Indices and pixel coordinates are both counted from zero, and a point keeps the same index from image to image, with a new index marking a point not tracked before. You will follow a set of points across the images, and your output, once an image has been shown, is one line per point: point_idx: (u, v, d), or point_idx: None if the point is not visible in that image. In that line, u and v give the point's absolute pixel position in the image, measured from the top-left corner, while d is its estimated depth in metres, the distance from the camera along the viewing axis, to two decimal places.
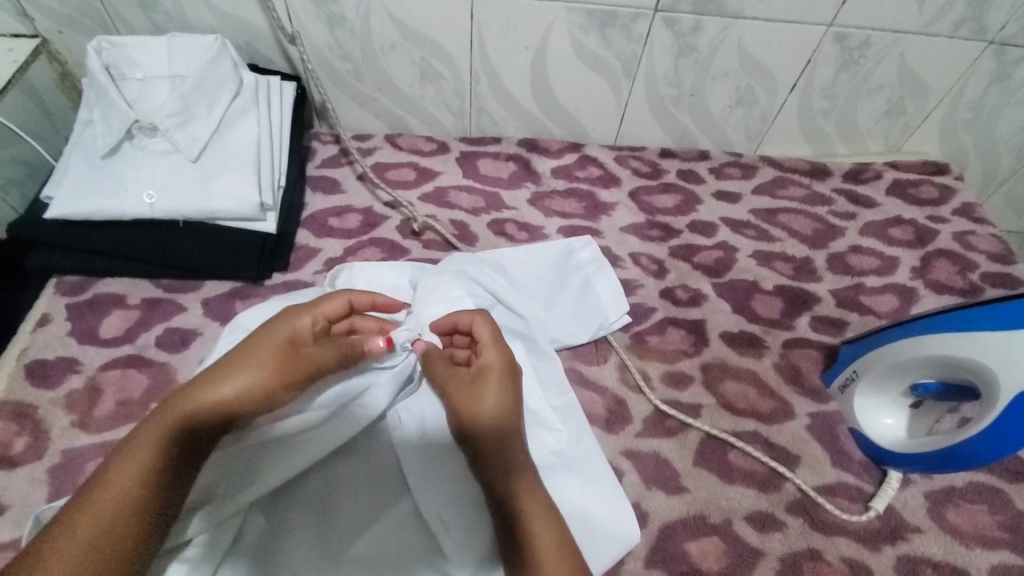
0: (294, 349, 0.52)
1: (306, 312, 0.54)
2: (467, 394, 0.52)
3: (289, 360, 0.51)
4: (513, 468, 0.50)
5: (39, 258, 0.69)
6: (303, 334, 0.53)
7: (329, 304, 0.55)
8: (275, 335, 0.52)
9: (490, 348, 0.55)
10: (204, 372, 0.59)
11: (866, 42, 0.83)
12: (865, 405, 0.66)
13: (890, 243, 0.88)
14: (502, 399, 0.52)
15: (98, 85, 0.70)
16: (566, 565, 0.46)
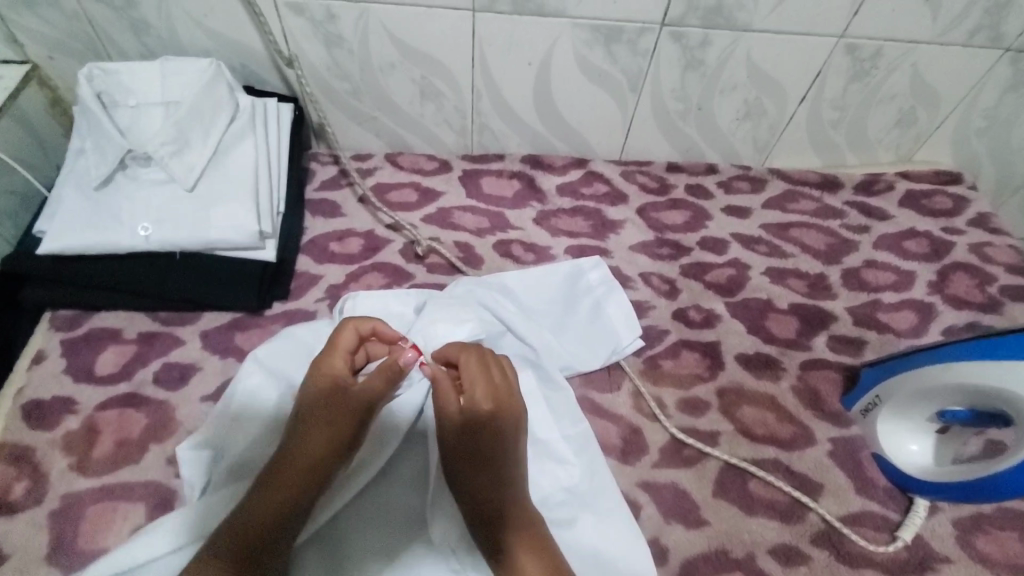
0: (337, 392, 0.55)
1: (332, 355, 0.57)
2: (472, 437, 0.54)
3: (335, 411, 0.54)
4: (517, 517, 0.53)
5: (33, 293, 0.67)
6: (342, 377, 0.56)
7: (343, 340, 0.58)
8: (319, 389, 0.55)
9: (477, 385, 0.55)
10: (225, 414, 0.58)
11: (878, 52, 0.81)
12: (889, 430, 0.64)
13: (905, 256, 0.86)
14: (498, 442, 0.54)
15: (90, 113, 0.67)
16: None
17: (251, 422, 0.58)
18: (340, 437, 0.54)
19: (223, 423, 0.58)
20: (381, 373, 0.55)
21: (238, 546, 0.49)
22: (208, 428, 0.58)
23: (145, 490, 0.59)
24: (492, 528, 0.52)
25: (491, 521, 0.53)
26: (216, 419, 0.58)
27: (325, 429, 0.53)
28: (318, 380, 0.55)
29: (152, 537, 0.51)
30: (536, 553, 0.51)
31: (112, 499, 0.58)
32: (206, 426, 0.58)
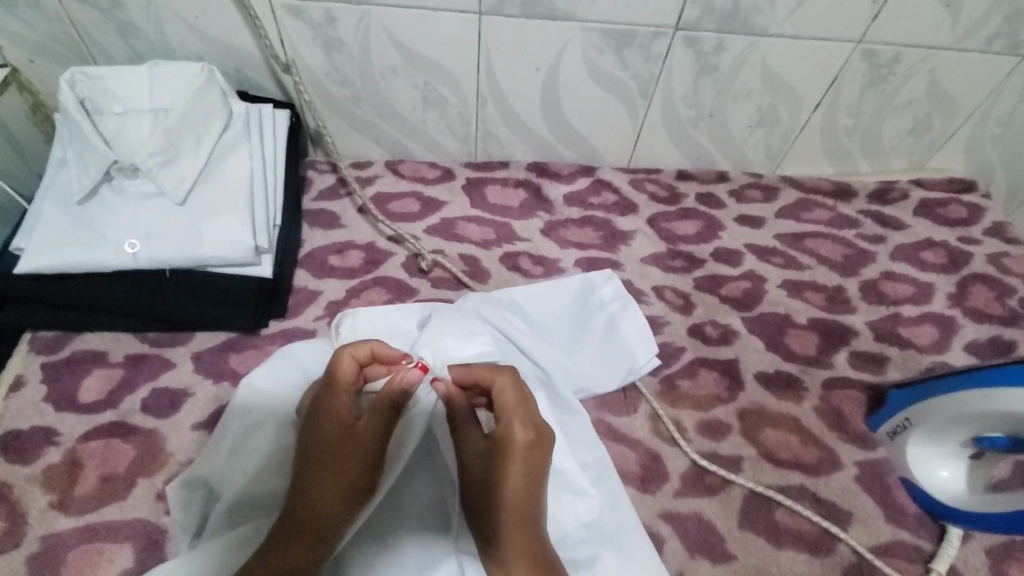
0: (344, 428, 0.52)
1: (332, 390, 0.54)
2: (490, 472, 0.49)
3: (344, 450, 0.51)
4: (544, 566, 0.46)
5: (9, 315, 0.63)
6: (348, 410, 0.53)
7: (340, 370, 0.54)
8: (323, 424, 0.52)
9: (508, 410, 0.52)
10: (220, 448, 0.55)
11: (896, 58, 0.79)
12: (920, 457, 0.61)
13: (923, 268, 0.83)
14: (507, 476, 0.48)
15: (72, 121, 0.63)
16: None
17: (250, 457, 0.54)
18: (347, 476, 0.50)
19: (217, 459, 0.54)
20: (382, 401, 0.53)
21: None
22: (200, 466, 0.54)
23: (133, 530, 0.54)
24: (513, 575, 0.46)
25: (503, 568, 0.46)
26: (209, 455, 0.55)
27: (331, 470, 0.50)
28: (322, 419, 0.52)
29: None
30: None
31: (97, 540, 0.54)
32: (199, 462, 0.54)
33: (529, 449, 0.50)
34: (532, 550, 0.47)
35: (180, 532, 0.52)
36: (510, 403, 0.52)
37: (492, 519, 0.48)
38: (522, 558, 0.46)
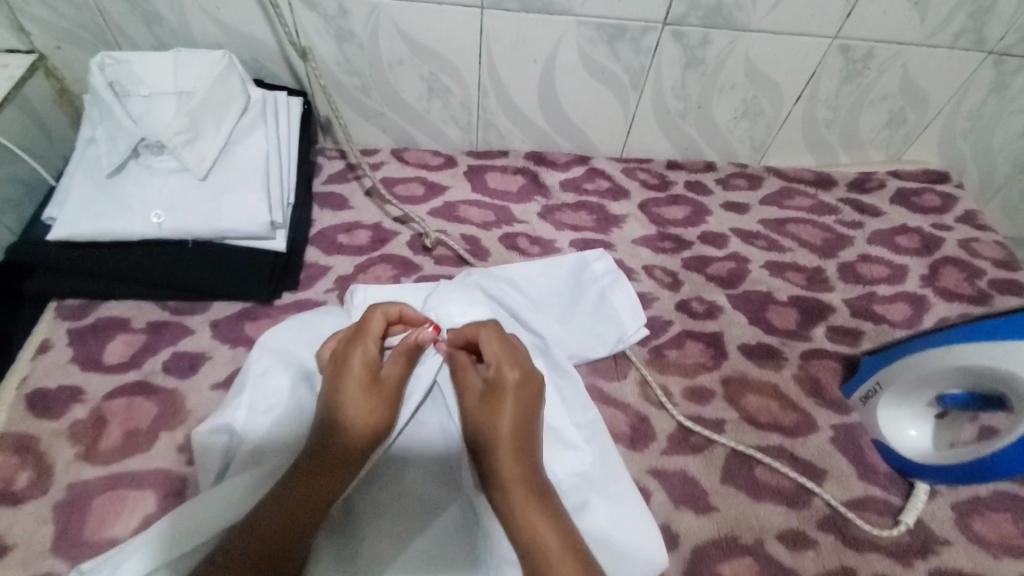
0: (369, 376, 0.55)
1: (359, 341, 0.57)
2: (487, 412, 0.52)
3: (371, 395, 0.54)
4: (541, 495, 0.50)
5: (41, 283, 0.67)
6: (373, 359, 0.57)
7: (369, 325, 0.59)
8: (349, 370, 0.55)
9: (494, 353, 0.56)
10: (244, 401, 0.58)
11: (870, 54, 0.84)
12: (889, 417, 0.66)
13: (897, 251, 0.88)
14: (504, 414, 0.52)
15: (102, 101, 0.68)
16: None
17: (270, 407, 0.59)
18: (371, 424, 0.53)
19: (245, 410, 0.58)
20: (399, 355, 0.57)
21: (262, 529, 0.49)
22: (224, 414, 0.58)
23: (155, 479, 0.58)
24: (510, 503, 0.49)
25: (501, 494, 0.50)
26: (232, 404, 0.59)
27: (360, 407, 0.53)
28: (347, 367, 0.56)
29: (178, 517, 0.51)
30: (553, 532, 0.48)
31: (121, 488, 0.57)
32: (226, 410, 0.58)
33: (524, 391, 0.54)
34: (530, 483, 0.50)
35: (204, 474, 0.56)
36: (494, 351, 0.56)
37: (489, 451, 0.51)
38: (520, 492, 0.49)
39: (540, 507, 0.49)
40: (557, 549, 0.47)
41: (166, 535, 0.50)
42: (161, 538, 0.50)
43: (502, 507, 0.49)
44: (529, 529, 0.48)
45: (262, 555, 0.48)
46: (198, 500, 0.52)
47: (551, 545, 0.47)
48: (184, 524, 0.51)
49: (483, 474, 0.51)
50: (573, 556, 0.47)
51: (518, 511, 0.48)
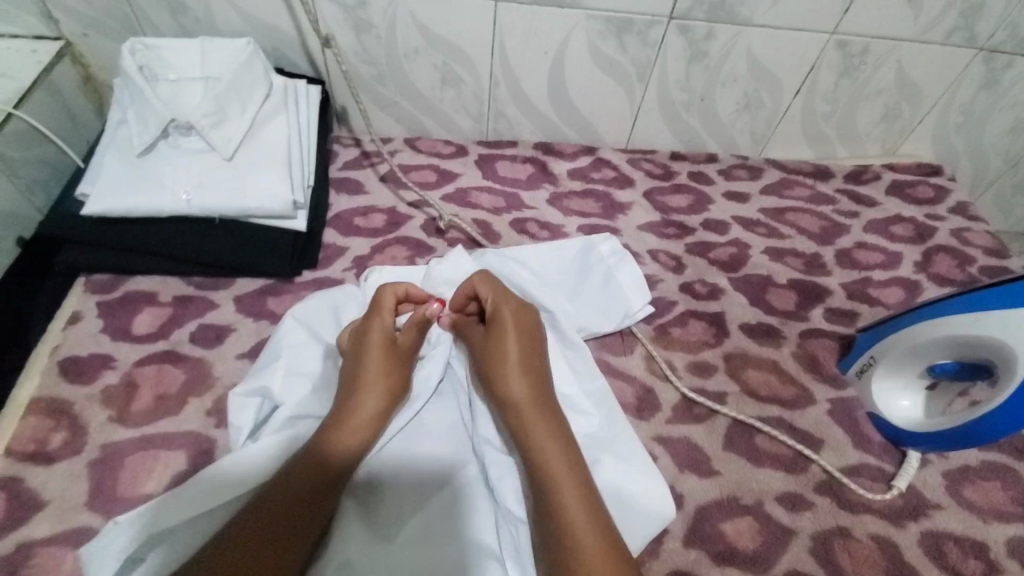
0: (391, 344, 0.61)
1: (377, 313, 0.63)
2: (493, 345, 0.60)
3: (398, 360, 0.61)
4: (552, 416, 0.56)
5: (71, 255, 0.70)
6: (390, 330, 0.62)
7: (385, 302, 0.63)
8: (372, 338, 0.61)
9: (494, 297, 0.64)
10: (282, 371, 0.61)
11: (866, 49, 0.88)
12: (882, 389, 0.69)
13: (892, 239, 0.92)
14: (509, 346, 0.59)
15: (133, 84, 0.71)
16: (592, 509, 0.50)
17: (306, 373, 0.62)
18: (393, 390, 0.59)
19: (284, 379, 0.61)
20: (413, 327, 0.63)
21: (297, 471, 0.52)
22: (260, 376, 0.61)
23: (185, 440, 0.61)
24: (524, 424, 0.55)
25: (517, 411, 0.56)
26: (268, 368, 0.61)
27: (377, 366, 0.59)
28: (372, 336, 0.61)
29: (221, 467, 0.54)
30: (563, 447, 0.54)
31: (152, 448, 0.60)
32: (264, 377, 0.61)
33: (523, 328, 0.61)
34: (538, 403, 0.56)
35: (236, 432, 0.59)
36: (487, 293, 0.64)
37: (501, 378, 0.57)
38: (533, 412, 0.56)
39: (546, 424, 0.55)
40: (564, 460, 0.53)
41: (202, 487, 0.53)
42: (196, 490, 0.52)
43: (518, 427, 0.55)
44: (538, 442, 0.54)
45: (298, 494, 0.51)
46: (233, 458, 0.55)
47: (557, 457, 0.53)
48: (220, 477, 0.54)
49: (500, 403, 0.57)
50: (577, 467, 0.53)
51: (529, 425, 0.55)
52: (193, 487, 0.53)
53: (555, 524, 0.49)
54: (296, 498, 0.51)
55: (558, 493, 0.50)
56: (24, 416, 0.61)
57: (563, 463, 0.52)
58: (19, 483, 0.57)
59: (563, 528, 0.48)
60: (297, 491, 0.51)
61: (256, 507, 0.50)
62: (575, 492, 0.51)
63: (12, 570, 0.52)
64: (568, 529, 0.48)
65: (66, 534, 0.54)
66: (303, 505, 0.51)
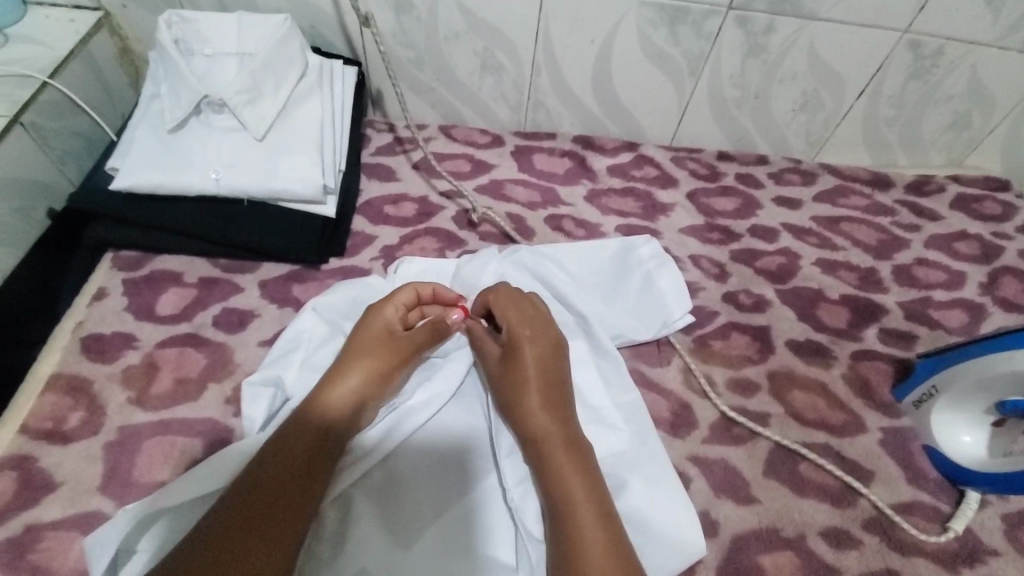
0: (387, 334, 0.57)
1: (387, 305, 0.59)
2: (511, 370, 0.56)
3: (388, 351, 0.56)
4: (572, 438, 0.52)
5: (98, 231, 0.69)
6: (391, 323, 0.58)
7: (400, 297, 0.60)
8: (370, 328, 0.58)
9: (513, 312, 0.59)
10: (295, 363, 0.60)
11: (941, 51, 0.81)
12: (943, 422, 0.63)
13: (956, 257, 0.85)
14: (529, 373, 0.55)
15: (168, 58, 0.69)
16: (612, 538, 0.45)
17: (320, 367, 0.60)
18: (374, 370, 0.54)
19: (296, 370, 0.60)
20: (426, 329, 0.59)
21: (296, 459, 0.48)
22: (275, 367, 0.60)
23: (202, 427, 0.59)
24: (540, 448, 0.51)
25: (534, 441, 0.52)
26: (283, 360, 0.60)
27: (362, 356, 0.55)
28: (368, 324, 0.58)
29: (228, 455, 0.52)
30: (581, 474, 0.50)
31: (169, 433, 0.59)
32: (279, 368, 0.59)
33: (545, 349, 0.57)
34: (564, 433, 0.52)
35: (249, 424, 0.57)
36: (506, 309, 0.59)
37: (520, 400, 0.54)
38: (554, 440, 0.51)
39: (571, 455, 0.51)
40: (583, 495, 0.48)
41: (210, 470, 0.51)
42: (205, 472, 0.51)
43: (536, 455, 0.52)
44: (560, 475, 0.49)
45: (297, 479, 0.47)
46: (245, 444, 0.53)
47: (573, 476, 0.49)
48: (228, 460, 0.52)
49: (517, 429, 0.54)
50: (597, 503, 0.48)
51: (549, 457, 0.51)
52: (202, 473, 0.51)
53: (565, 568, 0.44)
54: (302, 485, 0.47)
55: (574, 533, 0.46)
56: (43, 392, 0.60)
57: (584, 499, 0.48)
58: (33, 462, 0.56)
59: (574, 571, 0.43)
60: (292, 481, 0.47)
61: (254, 479, 0.47)
62: (594, 529, 0.46)
63: (23, 551, 0.51)
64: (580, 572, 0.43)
65: (78, 518, 0.53)
66: (303, 496, 0.47)
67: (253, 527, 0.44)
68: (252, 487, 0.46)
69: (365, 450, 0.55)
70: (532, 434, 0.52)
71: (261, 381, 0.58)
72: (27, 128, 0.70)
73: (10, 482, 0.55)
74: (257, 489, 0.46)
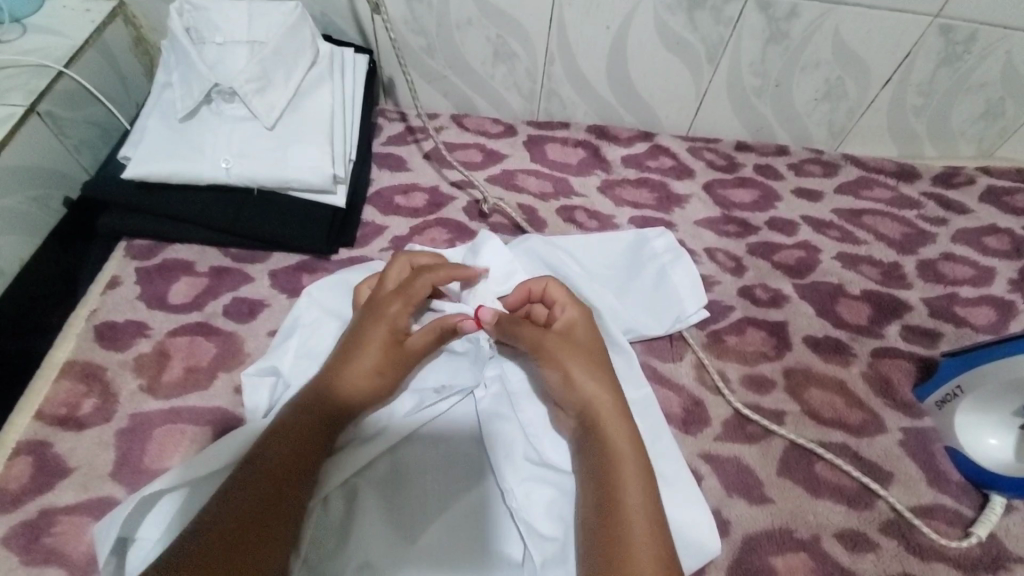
0: (394, 338, 0.55)
1: (399, 298, 0.56)
2: (558, 355, 0.54)
3: (395, 364, 0.54)
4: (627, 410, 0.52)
5: (111, 219, 0.70)
6: (397, 327, 0.55)
7: (414, 288, 0.57)
8: (379, 330, 0.54)
9: (571, 305, 0.58)
10: (291, 348, 0.60)
11: (974, 36, 0.77)
12: (967, 423, 0.61)
13: (985, 252, 0.81)
14: (593, 348, 0.55)
15: (179, 46, 0.69)
16: (658, 527, 0.46)
17: (315, 354, 0.60)
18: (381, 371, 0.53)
19: (294, 357, 0.60)
20: (431, 331, 0.56)
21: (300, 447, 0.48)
22: (272, 356, 0.60)
23: (212, 416, 0.60)
24: (597, 421, 0.51)
25: (591, 414, 0.52)
26: (279, 348, 0.60)
27: (370, 360, 0.53)
28: (377, 319, 0.55)
29: (231, 441, 0.52)
30: (637, 455, 0.49)
31: (179, 421, 0.59)
32: (277, 355, 0.60)
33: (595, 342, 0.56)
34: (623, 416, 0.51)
35: (252, 413, 0.56)
36: (559, 298, 0.58)
37: (580, 371, 0.53)
38: (614, 415, 0.51)
39: (629, 440, 0.50)
40: (638, 478, 0.48)
41: (215, 454, 0.51)
42: (209, 458, 0.51)
43: (595, 428, 0.51)
44: (617, 454, 0.49)
45: (289, 470, 0.47)
46: (245, 432, 0.53)
47: (630, 454, 0.49)
48: (229, 448, 0.51)
49: (578, 400, 0.52)
50: (648, 488, 0.48)
51: (606, 428, 0.51)
52: (207, 459, 0.51)
53: (610, 552, 0.44)
54: (297, 479, 0.47)
55: (623, 515, 0.46)
56: (57, 378, 0.61)
57: (637, 487, 0.47)
58: (47, 447, 0.57)
59: (623, 557, 0.44)
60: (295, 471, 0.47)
61: (251, 470, 0.46)
62: (642, 513, 0.46)
63: (37, 534, 0.52)
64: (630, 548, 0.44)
65: (90, 503, 0.54)
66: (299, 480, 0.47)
67: (258, 519, 0.43)
68: (248, 479, 0.46)
69: (369, 439, 0.54)
70: (587, 405, 0.52)
71: (259, 371, 0.58)
72: (44, 118, 0.70)
73: (24, 467, 0.55)
74: (260, 478, 0.46)
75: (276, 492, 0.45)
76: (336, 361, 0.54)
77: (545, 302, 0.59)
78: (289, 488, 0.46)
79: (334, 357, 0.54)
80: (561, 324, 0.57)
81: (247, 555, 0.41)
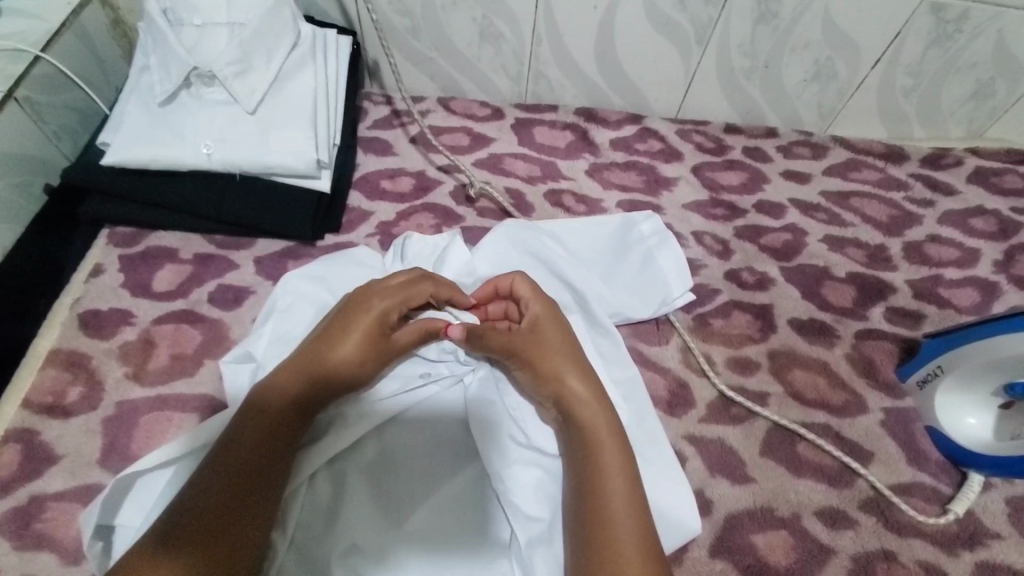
0: (381, 325, 0.55)
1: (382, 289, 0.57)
2: (530, 344, 0.55)
3: (375, 351, 0.54)
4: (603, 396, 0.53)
5: (92, 206, 0.69)
6: (385, 318, 0.55)
7: (415, 290, 0.57)
8: (365, 321, 0.54)
9: (533, 301, 0.58)
10: (268, 331, 0.60)
11: (965, 15, 0.77)
12: (948, 404, 0.62)
13: (970, 233, 0.81)
14: (563, 338, 0.56)
15: (155, 28, 0.68)
16: (637, 509, 0.47)
17: (290, 339, 0.60)
18: (362, 354, 0.54)
19: (271, 341, 0.60)
20: (417, 329, 0.57)
21: (279, 432, 0.49)
22: (248, 343, 0.60)
23: (199, 404, 0.60)
24: (573, 407, 0.52)
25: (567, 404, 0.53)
26: (256, 333, 0.60)
27: (352, 351, 0.53)
28: (368, 308, 0.55)
29: (213, 425, 0.52)
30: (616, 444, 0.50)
31: (166, 409, 0.59)
32: (253, 341, 0.60)
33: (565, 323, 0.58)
34: (601, 405, 0.52)
35: (234, 399, 0.57)
36: (525, 293, 0.59)
37: (555, 362, 0.54)
38: (594, 406, 0.52)
39: (607, 428, 0.51)
40: (615, 466, 0.49)
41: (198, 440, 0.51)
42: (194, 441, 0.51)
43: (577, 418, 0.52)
44: (597, 443, 0.50)
45: (266, 453, 0.48)
46: (231, 412, 0.54)
47: (608, 441, 0.50)
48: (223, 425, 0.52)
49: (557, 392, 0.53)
50: (627, 467, 0.49)
51: (583, 418, 0.52)
52: (194, 439, 0.52)
53: (595, 530, 0.46)
54: (276, 462, 0.48)
55: (603, 500, 0.47)
56: (43, 366, 0.61)
57: (614, 472, 0.48)
58: (35, 435, 0.57)
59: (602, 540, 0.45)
60: (276, 456, 0.48)
61: (223, 459, 0.47)
62: (621, 497, 0.47)
63: (24, 523, 0.52)
64: (606, 527, 0.45)
65: (79, 490, 0.54)
66: (279, 463, 0.48)
67: (229, 502, 0.45)
68: (224, 465, 0.46)
69: (351, 424, 0.54)
70: (568, 395, 0.53)
71: (236, 358, 0.59)
72: (22, 103, 0.69)
73: (13, 454, 0.56)
74: (243, 461, 0.47)
75: (253, 474, 0.46)
76: (317, 343, 0.54)
77: (514, 300, 0.60)
78: (269, 470, 0.47)
79: (318, 335, 0.55)
80: (527, 321, 0.57)
81: (217, 543, 0.43)
